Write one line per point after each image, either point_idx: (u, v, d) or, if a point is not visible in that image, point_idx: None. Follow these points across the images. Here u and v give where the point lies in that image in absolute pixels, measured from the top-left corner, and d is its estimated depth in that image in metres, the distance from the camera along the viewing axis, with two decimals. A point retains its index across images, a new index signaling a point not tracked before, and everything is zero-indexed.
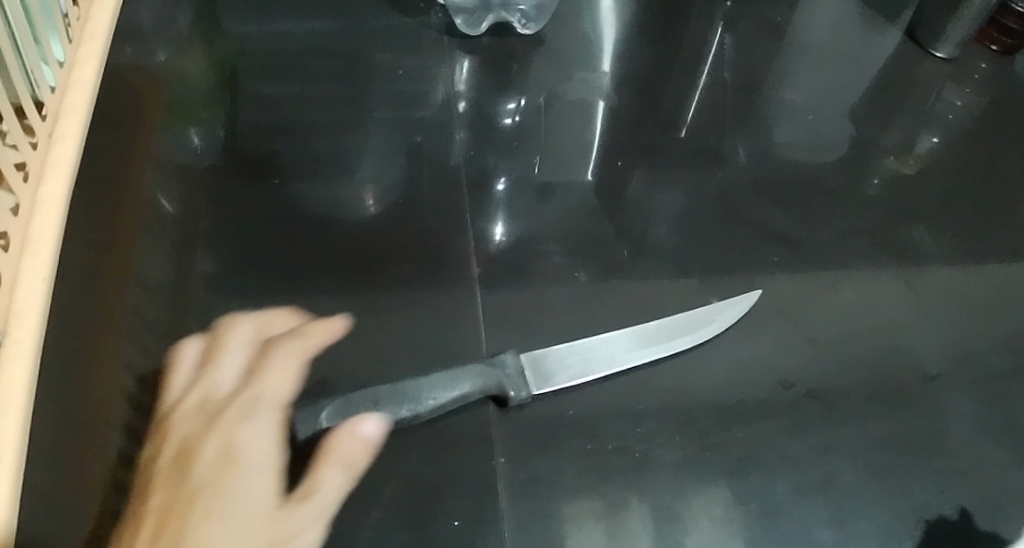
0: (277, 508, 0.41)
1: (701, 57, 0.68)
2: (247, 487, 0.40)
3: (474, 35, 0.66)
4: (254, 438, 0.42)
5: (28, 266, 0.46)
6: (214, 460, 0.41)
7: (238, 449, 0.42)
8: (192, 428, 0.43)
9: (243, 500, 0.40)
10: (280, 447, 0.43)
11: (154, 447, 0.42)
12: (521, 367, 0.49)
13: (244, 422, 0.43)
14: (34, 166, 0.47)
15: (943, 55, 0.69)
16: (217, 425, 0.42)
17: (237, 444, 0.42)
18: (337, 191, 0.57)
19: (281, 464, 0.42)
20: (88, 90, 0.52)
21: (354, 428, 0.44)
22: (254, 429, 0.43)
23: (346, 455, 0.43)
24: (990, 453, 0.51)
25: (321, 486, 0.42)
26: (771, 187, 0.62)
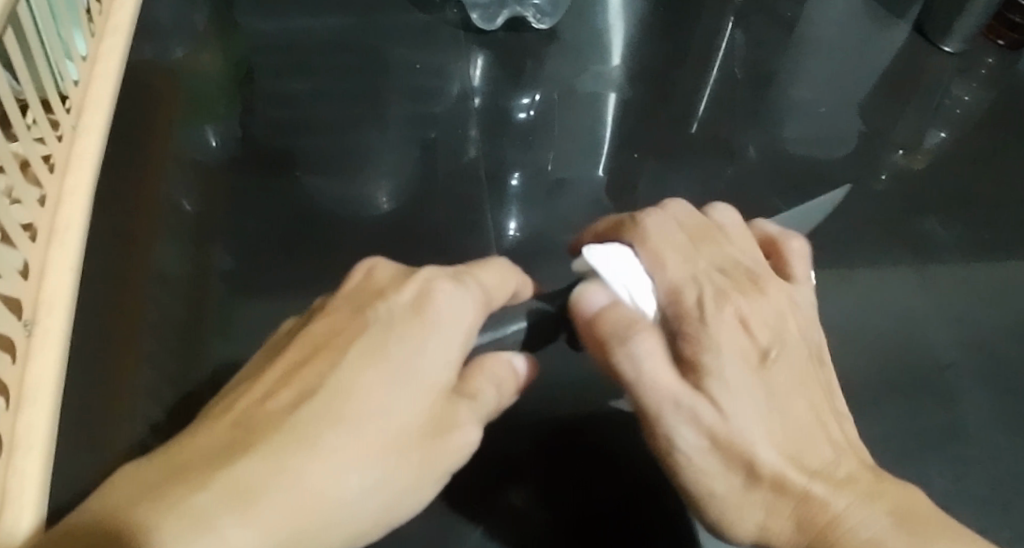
0: (432, 394, 0.37)
1: (711, 52, 0.69)
2: (407, 356, 0.36)
3: (489, 30, 0.66)
4: (451, 301, 0.38)
5: (56, 258, 0.45)
6: (392, 315, 0.38)
7: (429, 312, 0.38)
8: (386, 285, 0.40)
9: (396, 373, 0.36)
10: (474, 323, 0.39)
11: (379, 301, 0.39)
12: None
13: (464, 293, 0.39)
14: (60, 157, 0.47)
15: (951, 49, 0.70)
16: (413, 280, 0.39)
17: (432, 306, 0.38)
18: (350, 187, 0.57)
19: (454, 335, 0.38)
20: (114, 82, 0.52)
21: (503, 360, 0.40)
22: (468, 302, 0.39)
23: (498, 375, 0.40)
24: (998, 443, 0.52)
25: (484, 395, 0.39)
26: (783, 180, 0.62)
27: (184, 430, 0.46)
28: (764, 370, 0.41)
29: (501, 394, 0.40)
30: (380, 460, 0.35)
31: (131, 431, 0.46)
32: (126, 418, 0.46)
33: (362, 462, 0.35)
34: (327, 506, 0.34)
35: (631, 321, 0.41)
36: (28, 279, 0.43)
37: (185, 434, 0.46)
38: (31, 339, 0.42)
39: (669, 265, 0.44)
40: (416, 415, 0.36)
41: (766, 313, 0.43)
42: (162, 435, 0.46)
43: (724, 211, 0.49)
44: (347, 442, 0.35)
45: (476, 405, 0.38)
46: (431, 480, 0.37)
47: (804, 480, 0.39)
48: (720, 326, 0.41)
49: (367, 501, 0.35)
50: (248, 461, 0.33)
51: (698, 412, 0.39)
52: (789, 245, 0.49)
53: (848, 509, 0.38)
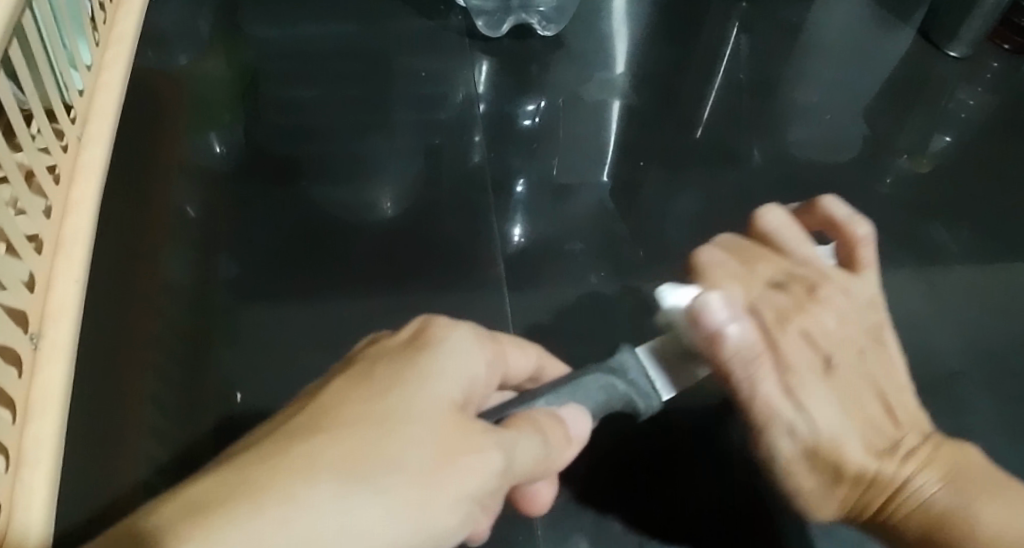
0: (436, 411, 0.32)
1: (717, 58, 0.69)
2: (401, 375, 0.32)
3: (495, 37, 0.66)
4: (451, 327, 0.35)
5: (62, 269, 0.44)
6: (386, 351, 0.34)
7: (428, 341, 0.34)
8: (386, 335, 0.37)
9: (390, 389, 0.32)
10: (479, 350, 0.35)
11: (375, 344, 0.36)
12: (642, 367, 0.42)
13: (467, 326, 0.36)
14: (65, 169, 0.47)
15: (957, 54, 0.69)
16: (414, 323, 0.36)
17: (431, 334, 0.35)
18: (355, 192, 0.57)
19: (458, 360, 0.34)
20: (117, 93, 0.51)
21: (547, 414, 0.36)
22: (479, 339, 0.36)
23: (535, 421, 0.35)
24: (1009, 451, 0.52)
25: (513, 433, 0.34)
26: (789, 186, 0.62)
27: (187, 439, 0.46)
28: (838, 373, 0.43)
29: (545, 439, 0.35)
30: (371, 480, 0.29)
31: (137, 443, 0.45)
32: (129, 427, 0.46)
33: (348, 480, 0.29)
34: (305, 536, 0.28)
35: (745, 356, 0.42)
36: (34, 291, 0.43)
37: (190, 444, 0.46)
38: (37, 353, 0.42)
39: (721, 284, 0.45)
40: (414, 427, 0.31)
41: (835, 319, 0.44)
42: (163, 443, 0.46)
43: (774, 219, 0.48)
44: (330, 460, 0.29)
45: (499, 432, 0.33)
46: (440, 512, 0.31)
47: (900, 469, 0.41)
48: (789, 337, 0.43)
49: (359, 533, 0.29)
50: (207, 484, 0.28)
51: (794, 427, 0.42)
52: (853, 232, 0.47)
53: (911, 477, 0.41)
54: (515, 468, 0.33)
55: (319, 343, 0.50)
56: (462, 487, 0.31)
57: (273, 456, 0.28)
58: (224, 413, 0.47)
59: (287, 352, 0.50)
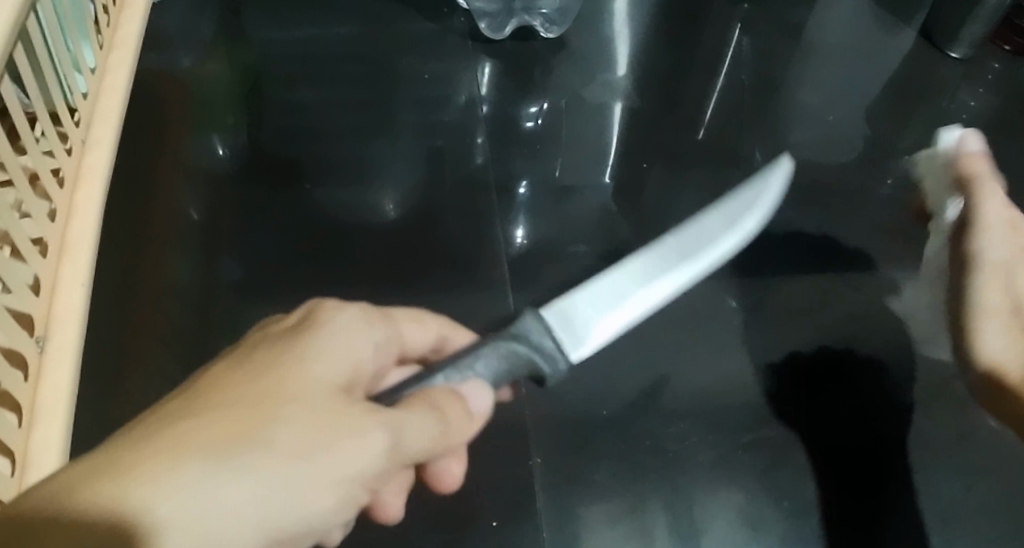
0: (318, 395, 0.30)
1: (720, 59, 0.69)
2: (277, 359, 0.30)
3: (498, 39, 0.66)
4: (338, 306, 0.33)
5: (67, 273, 0.44)
6: (269, 333, 0.32)
7: (317, 322, 0.33)
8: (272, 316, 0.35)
9: (269, 369, 0.30)
10: (367, 330, 0.34)
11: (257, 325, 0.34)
12: (550, 326, 0.41)
13: (355, 306, 0.34)
14: (70, 172, 0.47)
15: (958, 55, 0.69)
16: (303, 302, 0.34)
17: (318, 315, 0.33)
18: (358, 194, 0.57)
19: (343, 341, 0.33)
20: (122, 96, 0.51)
21: (448, 393, 0.35)
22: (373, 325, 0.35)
23: (433, 399, 0.34)
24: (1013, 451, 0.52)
25: (405, 412, 0.33)
26: (791, 187, 0.62)
27: None
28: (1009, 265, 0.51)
29: (445, 419, 0.34)
30: (251, 466, 0.28)
31: None
32: None
33: (216, 466, 0.27)
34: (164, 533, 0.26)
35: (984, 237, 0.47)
36: (39, 295, 0.43)
37: None
38: (43, 357, 0.42)
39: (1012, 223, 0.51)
40: (292, 410, 0.29)
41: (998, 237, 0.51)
42: None
43: (992, 194, 0.53)
44: (204, 442, 0.27)
45: (386, 412, 0.32)
46: (317, 494, 0.30)
47: None
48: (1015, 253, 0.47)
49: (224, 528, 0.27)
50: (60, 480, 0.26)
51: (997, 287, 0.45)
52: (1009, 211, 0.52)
53: None
54: (408, 448, 0.32)
55: None
56: (339, 473, 0.30)
57: (134, 441, 0.26)
58: None
59: None
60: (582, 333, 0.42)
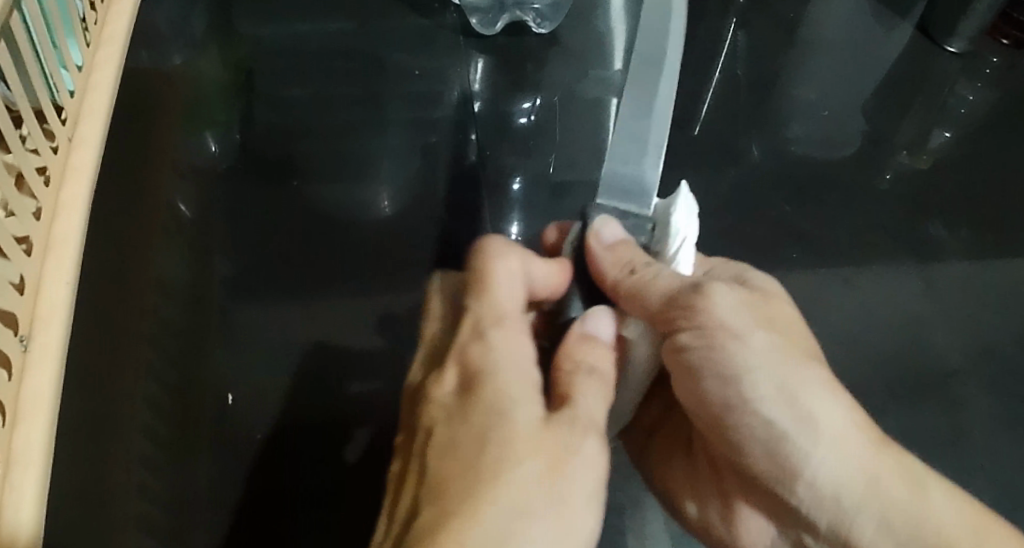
0: (535, 426, 0.38)
1: (715, 54, 0.68)
2: (476, 432, 0.37)
3: (489, 35, 0.65)
4: (496, 339, 0.41)
5: (53, 270, 0.44)
6: (451, 414, 0.39)
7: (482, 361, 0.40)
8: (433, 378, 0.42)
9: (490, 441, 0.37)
10: (521, 339, 0.41)
11: (438, 407, 0.40)
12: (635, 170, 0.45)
13: (493, 323, 0.42)
14: (56, 170, 0.47)
15: (955, 50, 0.68)
16: (466, 351, 0.41)
17: (477, 360, 0.40)
18: (352, 190, 0.57)
19: (513, 363, 0.40)
20: (110, 93, 0.51)
21: (583, 337, 0.42)
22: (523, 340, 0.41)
23: (591, 364, 0.41)
24: (1005, 449, 0.53)
25: (584, 391, 0.40)
26: (786, 183, 0.62)
27: (184, 444, 0.46)
28: (794, 397, 0.42)
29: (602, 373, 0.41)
30: (540, 495, 0.36)
31: (130, 446, 0.45)
32: (121, 429, 0.46)
33: (515, 509, 0.35)
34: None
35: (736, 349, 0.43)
36: (23, 293, 0.43)
37: (181, 444, 0.46)
38: (27, 356, 0.42)
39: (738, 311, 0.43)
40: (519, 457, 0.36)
41: (753, 329, 0.43)
42: (164, 447, 0.46)
43: (719, 301, 0.43)
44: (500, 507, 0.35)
45: (580, 413, 0.39)
46: (573, 509, 0.37)
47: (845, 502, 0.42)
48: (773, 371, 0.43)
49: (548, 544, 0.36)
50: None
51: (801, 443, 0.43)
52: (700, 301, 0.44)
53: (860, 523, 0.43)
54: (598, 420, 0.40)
55: (313, 342, 0.50)
56: (579, 483, 0.38)
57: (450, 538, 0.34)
58: (216, 415, 0.47)
59: (282, 350, 0.50)
60: (645, 180, 0.44)
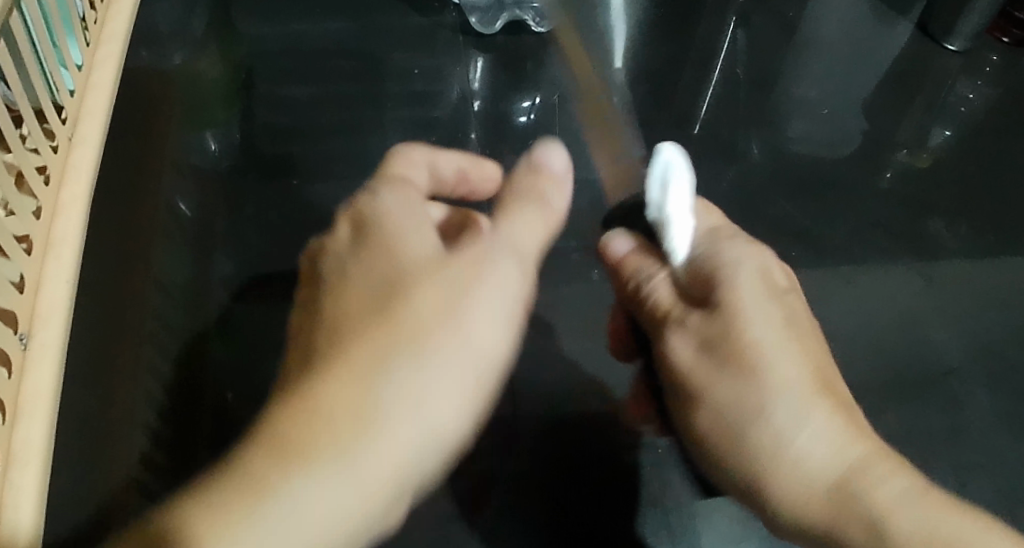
0: (439, 263, 0.37)
1: (714, 52, 0.68)
2: (372, 298, 0.36)
3: (489, 33, 0.65)
4: (384, 201, 0.39)
5: (53, 268, 0.44)
6: (342, 259, 0.38)
7: (387, 216, 0.38)
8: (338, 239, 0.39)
9: (389, 278, 0.37)
10: (419, 211, 0.39)
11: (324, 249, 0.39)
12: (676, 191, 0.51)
13: (393, 190, 0.40)
14: (56, 169, 0.47)
15: (956, 48, 0.68)
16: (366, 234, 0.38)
17: (374, 214, 0.39)
18: (351, 189, 0.57)
19: (403, 225, 0.38)
20: (109, 92, 0.51)
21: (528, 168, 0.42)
22: (521, 197, 0.41)
23: (529, 193, 0.41)
24: (1005, 447, 0.53)
25: (477, 267, 0.38)
26: (786, 182, 0.62)
27: (185, 444, 0.46)
28: (782, 424, 0.39)
29: (545, 212, 0.41)
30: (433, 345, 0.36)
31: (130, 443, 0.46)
32: (121, 426, 0.46)
33: (377, 388, 0.35)
34: (366, 454, 0.34)
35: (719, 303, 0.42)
36: (23, 292, 0.43)
37: (179, 441, 0.46)
38: (27, 354, 0.42)
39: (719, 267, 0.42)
40: (398, 343, 0.36)
41: (721, 363, 0.40)
42: (164, 446, 0.46)
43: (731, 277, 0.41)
44: (381, 388, 0.35)
45: (473, 286, 0.37)
46: (462, 304, 0.37)
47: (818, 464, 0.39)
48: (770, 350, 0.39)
49: (426, 359, 0.36)
50: (265, 457, 0.33)
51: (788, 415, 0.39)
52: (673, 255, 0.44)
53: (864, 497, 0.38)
54: (524, 245, 0.40)
55: None
56: (471, 310, 0.37)
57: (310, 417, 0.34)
58: (214, 412, 0.47)
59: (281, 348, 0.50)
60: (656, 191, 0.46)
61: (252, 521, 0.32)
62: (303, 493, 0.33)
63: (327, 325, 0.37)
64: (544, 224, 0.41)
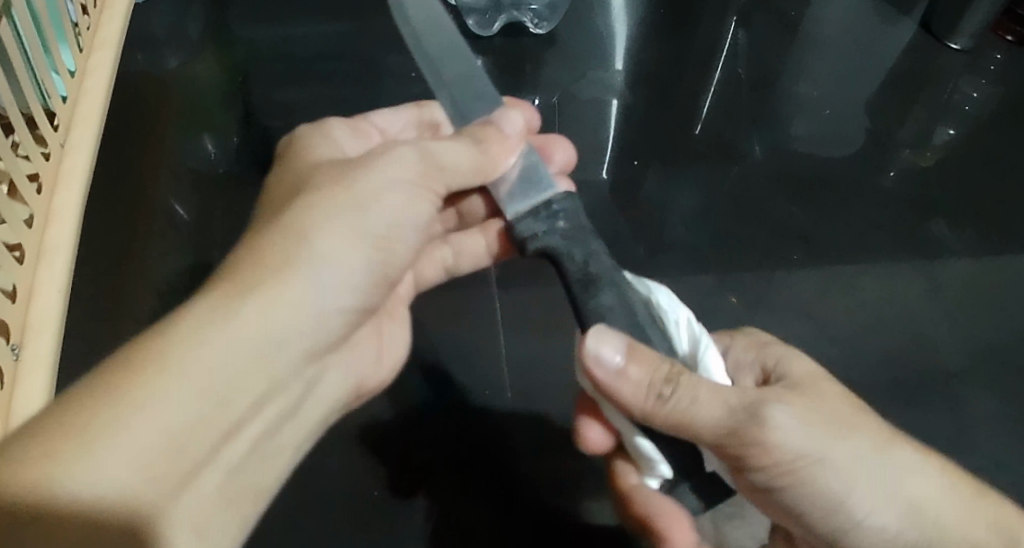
0: (338, 162, 0.40)
1: (714, 53, 0.68)
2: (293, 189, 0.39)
3: (487, 35, 0.65)
4: (303, 143, 0.44)
5: (45, 278, 0.44)
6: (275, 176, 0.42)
7: (305, 149, 0.44)
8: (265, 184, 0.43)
9: (295, 180, 0.40)
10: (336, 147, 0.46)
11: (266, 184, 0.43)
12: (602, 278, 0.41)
13: (314, 133, 0.46)
14: (49, 177, 0.47)
15: (959, 46, 0.67)
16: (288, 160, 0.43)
17: (291, 150, 0.44)
18: None
19: (316, 151, 0.44)
20: (102, 99, 0.51)
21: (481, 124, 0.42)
22: (453, 136, 0.42)
23: (472, 132, 0.42)
24: (1014, 452, 0.52)
25: (382, 155, 0.40)
26: (788, 183, 0.61)
27: None
28: (880, 484, 0.38)
29: (474, 157, 0.41)
30: (337, 206, 0.38)
31: None
32: None
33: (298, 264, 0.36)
34: (273, 328, 0.35)
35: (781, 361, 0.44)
36: (15, 302, 0.43)
37: None
38: (19, 364, 0.41)
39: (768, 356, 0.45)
40: (319, 211, 0.37)
41: (832, 428, 0.38)
42: None
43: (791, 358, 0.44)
44: (275, 240, 0.36)
45: (371, 167, 0.39)
46: (381, 201, 0.39)
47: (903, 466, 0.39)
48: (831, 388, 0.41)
49: (342, 247, 0.37)
50: (178, 325, 0.33)
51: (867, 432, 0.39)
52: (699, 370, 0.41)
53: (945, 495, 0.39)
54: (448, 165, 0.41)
55: None
56: (391, 203, 0.39)
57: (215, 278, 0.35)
58: None
59: None
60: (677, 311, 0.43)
61: (161, 383, 0.31)
62: (206, 354, 0.33)
63: (263, 218, 0.38)
64: (473, 162, 0.41)
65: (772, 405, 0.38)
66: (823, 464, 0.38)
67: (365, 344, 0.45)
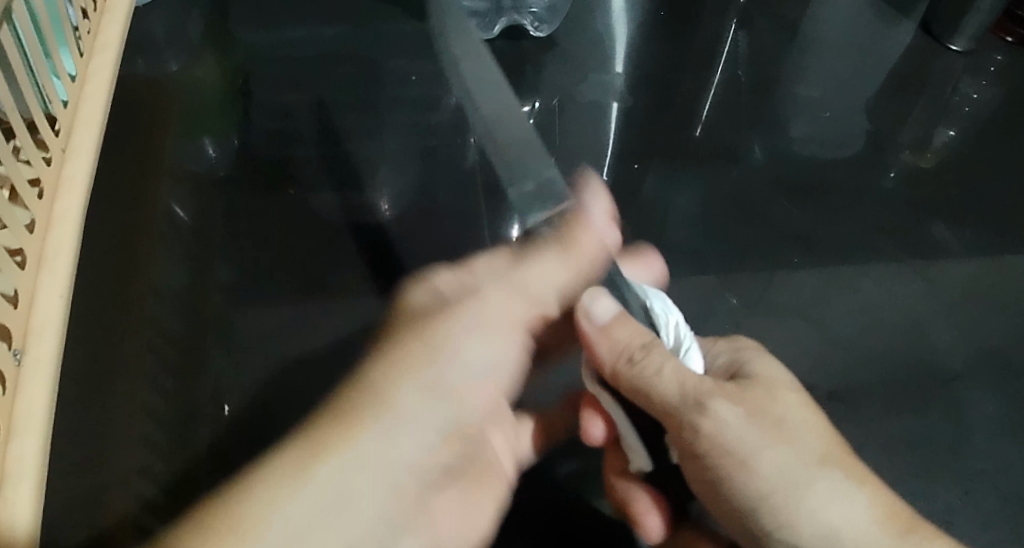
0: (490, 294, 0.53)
1: (714, 55, 0.68)
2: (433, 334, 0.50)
3: (488, 37, 0.65)
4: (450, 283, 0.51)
5: (46, 283, 0.44)
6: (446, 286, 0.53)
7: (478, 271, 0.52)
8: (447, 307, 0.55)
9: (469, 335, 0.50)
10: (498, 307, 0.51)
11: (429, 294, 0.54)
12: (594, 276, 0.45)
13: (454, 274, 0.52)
14: (50, 181, 0.47)
15: (958, 48, 0.67)
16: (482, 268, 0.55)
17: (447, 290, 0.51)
18: (350, 196, 0.56)
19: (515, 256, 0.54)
20: (103, 103, 0.51)
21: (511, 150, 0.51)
22: (546, 254, 0.51)
23: (582, 243, 0.50)
24: (1015, 454, 0.52)
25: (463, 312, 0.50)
26: (788, 184, 0.61)
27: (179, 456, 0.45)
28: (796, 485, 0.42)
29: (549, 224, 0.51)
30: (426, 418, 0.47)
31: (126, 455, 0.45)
32: (117, 440, 0.45)
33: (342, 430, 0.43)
34: (359, 456, 0.44)
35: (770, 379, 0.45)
36: (16, 307, 0.43)
37: (175, 451, 0.45)
38: (21, 370, 0.41)
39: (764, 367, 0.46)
40: (404, 379, 0.47)
41: (766, 435, 0.42)
42: (160, 455, 0.45)
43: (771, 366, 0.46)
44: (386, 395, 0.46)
45: (448, 379, 0.49)
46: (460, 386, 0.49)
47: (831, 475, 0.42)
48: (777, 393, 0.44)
49: (418, 441, 0.46)
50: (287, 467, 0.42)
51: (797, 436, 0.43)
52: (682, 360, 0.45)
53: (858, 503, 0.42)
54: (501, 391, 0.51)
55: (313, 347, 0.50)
56: (475, 348, 0.50)
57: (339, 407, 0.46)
58: (216, 426, 0.46)
59: (276, 355, 0.49)
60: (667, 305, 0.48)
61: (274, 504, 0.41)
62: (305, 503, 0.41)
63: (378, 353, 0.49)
64: (568, 270, 0.49)
65: (713, 402, 0.43)
66: (752, 466, 0.42)
67: (446, 499, 0.47)
